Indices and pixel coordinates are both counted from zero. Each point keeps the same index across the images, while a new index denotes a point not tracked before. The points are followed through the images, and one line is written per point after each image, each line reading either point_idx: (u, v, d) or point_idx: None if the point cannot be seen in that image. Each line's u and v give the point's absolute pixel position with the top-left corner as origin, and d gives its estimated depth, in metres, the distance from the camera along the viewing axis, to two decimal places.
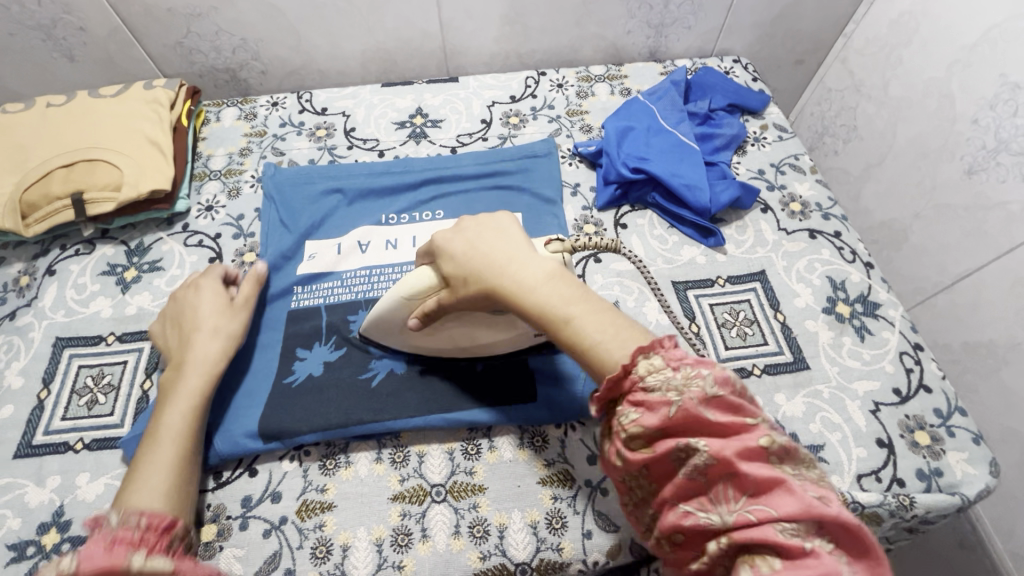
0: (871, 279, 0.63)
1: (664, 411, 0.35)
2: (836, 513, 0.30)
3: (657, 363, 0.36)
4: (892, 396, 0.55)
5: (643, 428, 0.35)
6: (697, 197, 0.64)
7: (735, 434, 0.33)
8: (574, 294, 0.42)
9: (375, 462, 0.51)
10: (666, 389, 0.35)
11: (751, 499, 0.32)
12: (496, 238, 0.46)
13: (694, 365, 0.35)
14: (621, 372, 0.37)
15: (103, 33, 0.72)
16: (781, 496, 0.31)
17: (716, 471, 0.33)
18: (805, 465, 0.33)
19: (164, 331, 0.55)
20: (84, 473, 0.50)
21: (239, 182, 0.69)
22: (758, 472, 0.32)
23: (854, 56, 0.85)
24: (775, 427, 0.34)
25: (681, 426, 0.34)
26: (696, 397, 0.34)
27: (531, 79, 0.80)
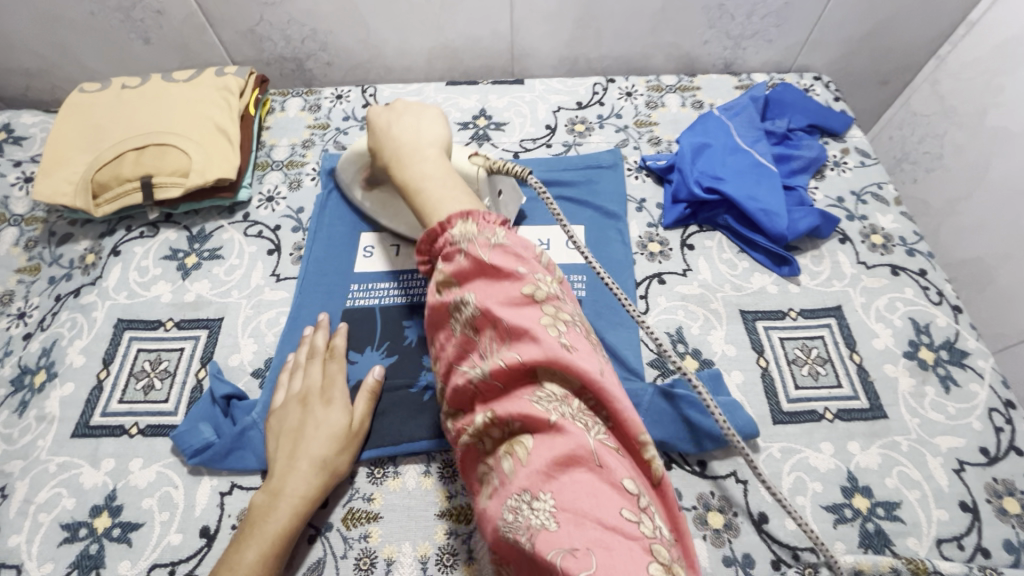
0: (959, 325, 0.58)
1: (460, 264, 0.38)
2: (570, 361, 0.34)
3: (467, 227, 0.40)
4: (978, 456, 0.51)
5: (444, 279, 0.39)
6: (774, 223, 0.60)
7: (502, 282, 0.37)
8: (433, 172, 0.47)
9: (424, 475, 0.50)
10: (464, 244, 0.39)
11: (506, 346, 0.35)
12: (415, 126, 0.51)
13: (498, 231, 0.39)
14: (437, 228, 0.41)
15: (179, 17, 0.73)
16: (528, 346, 0.34)
17: (482, 320, 0.36)
18: (569, 322, 0.36)
19: (277, 428, 0.49)
20: (137, 459, 0.50)
21: (300, 174, 0.69)
22: (515, 320, 0.35)
23: (947, 80, 0.79)
24: (545, 283, 0.38)
25: (470, 278, 0.38)
26: (480, 247, 0.38)
27: (600, 86, 0.78)
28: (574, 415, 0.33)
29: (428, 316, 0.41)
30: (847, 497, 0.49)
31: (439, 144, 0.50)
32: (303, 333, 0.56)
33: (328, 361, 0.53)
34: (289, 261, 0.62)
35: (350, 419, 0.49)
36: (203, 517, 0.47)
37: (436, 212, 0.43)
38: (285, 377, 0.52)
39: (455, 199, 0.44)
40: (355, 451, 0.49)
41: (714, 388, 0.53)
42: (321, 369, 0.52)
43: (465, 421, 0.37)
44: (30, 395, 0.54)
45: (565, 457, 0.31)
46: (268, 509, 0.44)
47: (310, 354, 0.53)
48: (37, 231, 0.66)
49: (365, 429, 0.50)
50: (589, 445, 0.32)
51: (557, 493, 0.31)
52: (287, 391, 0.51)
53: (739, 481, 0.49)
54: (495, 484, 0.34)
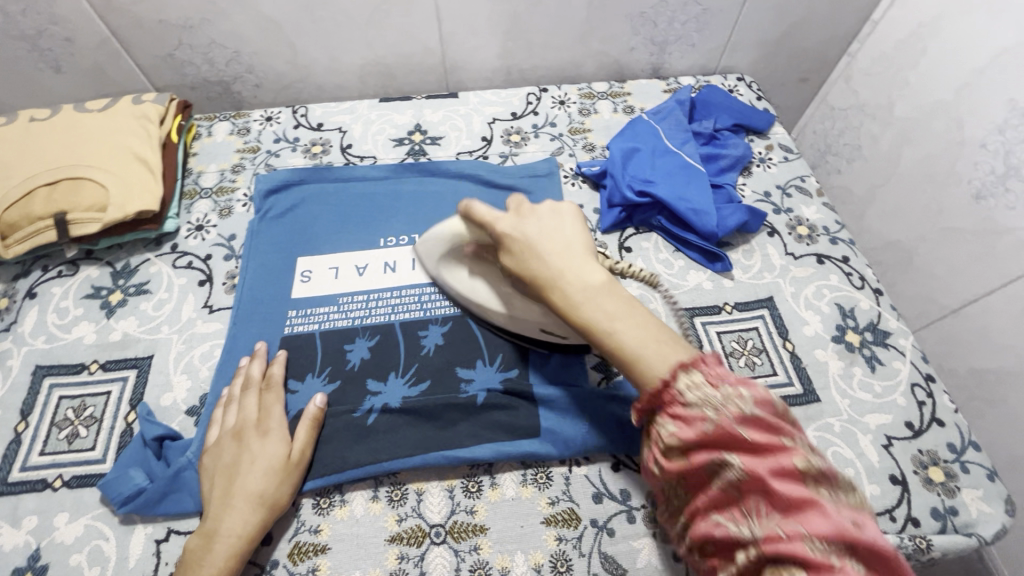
0: (880, 307, 0.61)
1: (701, 429, 0.35)
2: (865, 539, 0.29)
3: (691, 378, 0.37)
4: (904, 430, 0.54)
5: (680, 442, 0.36)
6: (704, 220, 0.62)
7: (772, 450, 0.33)
8: (617, 308, 0.42)
9: (372, 501, 0.49)
10: (703, 406, 0.36)
11: (783, 514, 0.31)
12: (554, 226, 0.46)
13: (734, 385, 0.35)
14: (660, 383, 0.38)
15: (91, 44, 0.70)
16: (813, 517, 0.30)
17: (750, 484, 0.33)
18: (840, 490, 0.32)
19: (211, 468, 0.47)
20: (62, 514, 0.47)
21: (231, 201, 0.67)
22: (791, 492, 0.31)
23: (859, 75, 0.84)
24: (813, 450, 0.33)
25: (715, 441, 0.34)
26: (731, 417, 0.34)
27: (533, 96, 0.79)
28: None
29: (658, 475, 0.39)
30: None
31: (582, 248, 0.46)
32: (240, 363, 0.54)
33: (265, 392, 0.51)
34: (222, 291, 0.60)
35: (289, 450, 0.48)
36: (137, 568, 0.45)
37: (626, 338, 0.40)
38: (219, 411, 0.51)
39: (662, 348, 0.40)
40: (296, 482, 0.47)
41: None
42: (257, 400, 0.50)
43: (721, 563, 0.34)
44: None
45: None
46: (202, 553, 0.43)
47: (245, 385, 0.51)
48: None
49: (307, 457, 0.48)
50: None
51: None
52: (221, 427, 0.49)
53: None
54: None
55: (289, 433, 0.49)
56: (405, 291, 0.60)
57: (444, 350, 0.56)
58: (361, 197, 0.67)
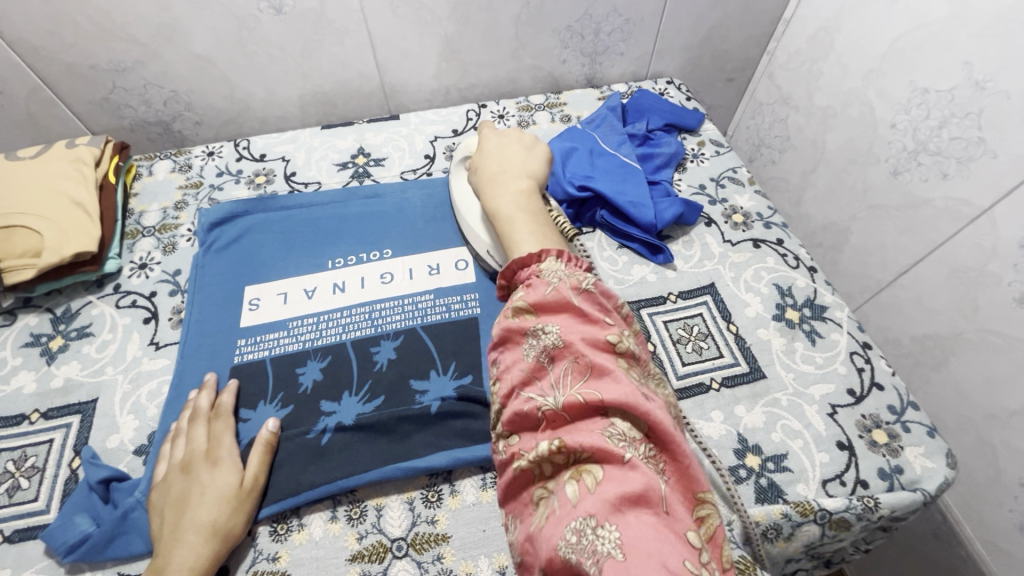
0: (816, 284, 0.64)
1: (544, 293, 0.46)
2: (655, 419, 0.39)
3: (554, 265, 0.48)
4: (846, 397, 0.56)
5: (532, 325, 0.45)
6: (643, 213, 0.64)
7: (593, 329, 0.44)
8: (518, 208, 0.56)
9: (331, 521, 0.48)
10: (551, 280, 0.47)
11: (586, 382, 0.41)
12: (504, 152, 0.62)
13: (589, 289, 0.46)
14: (525, 257, 0.50)
15: (22, 93, 0.70)
16: (607, 380, 0.41)
17: (562, 351, 0.43)
18: (645, 373, 0.44)
19: (161, 504, 0.46)
20: (3, 570, 0.45)
21: (174, 237, 0.67)
22: (607, 382, 0.41)
23: (780, 71, 0.89)
24: (632, 354, 0.44)
25: (554, 306, 0.45)
26: (569, 288, 0.46)
27: (473, 112, 0.81)
28: (639, 451, 0.39)
29: (495, 339, 0.48)
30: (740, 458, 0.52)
31: (523, 175, 0.59)
32: (187, 395, 0.53)
33: (214, 421, 0.51)
34: (168, 327, 0.59)
35: (241, 476, 0.47)
36: None
37: (518, 243, 0.53)
38: (167, 446, 0.50)
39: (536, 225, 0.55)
40: (252, 508, 0.47)
41: None
42: (206, 431, 0.50)
43: (526, 447, 0.41)
44: None
45: (636, 494, 0.36)
46: None
47: (193, 417, 0.51)
48: None
49: (261, 482, 0.48)
50: (659, 490, 0.36)
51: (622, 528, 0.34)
52: (170, 461, 0.48)
53: None
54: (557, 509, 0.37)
55: (240, 461, 0.49)
56: (356, 310, 0.60)
57: (399, 361, 0.56)
58: (307, 223, 0.67)
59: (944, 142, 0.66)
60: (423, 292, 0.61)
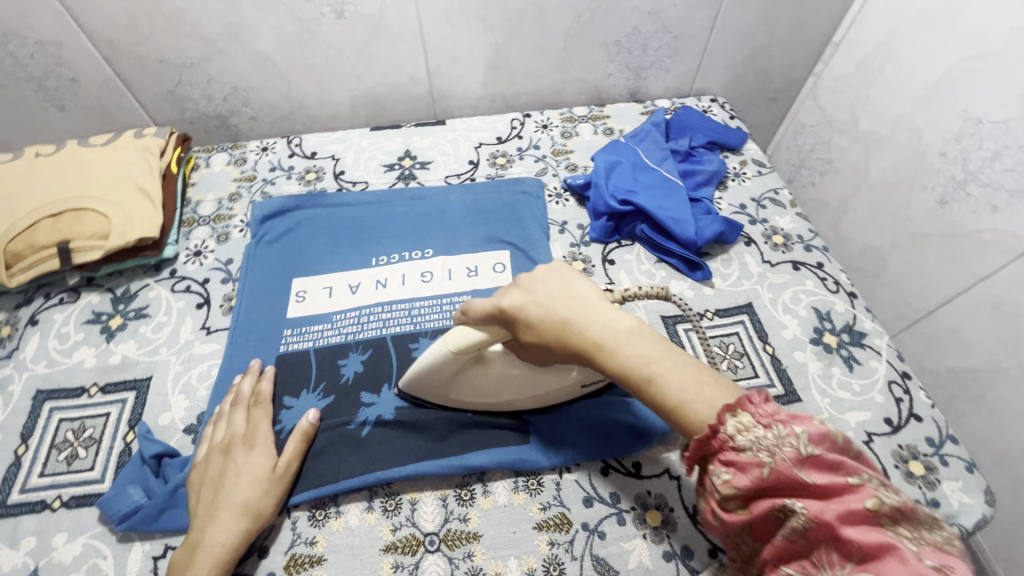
0: (856, 309, 0.64)
1: (757, 474, 0.34)
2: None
3: (743, 420, 0.36)
4: (883, 426, 0.55)
5: (735, 492, 0.35)
6: (684, 229, 0.65)
7: (840, 492, 0.32)
8: (655, 352, 0.41)
9: (367, 511, 0.50)
10: (757, 450, 0.34)
11: (859, 564, 0.30)
12: (563, 292, 0.44)
13: (785, 423, 0.34)
14: (707, 431, 0.36)
15: (94, 84, 0.74)
16: (890, 563, 0.29)
17: (817, 531, 0.32)
18: (920, 528, 0.31)
19: (199, 481, 0.48)
20: (61, 534, 0.48)
21: (228, 227, 0.69)
22: (865, 537, 0.30)
23: (825, 93, 0.89)
24: (881, 485, 0.32)
25: (776, 489, 0.33)
26: (789, 461, 0.33)
27: (517, 121, 0.83)
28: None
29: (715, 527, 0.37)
30: None
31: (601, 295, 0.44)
32: (233, 379, 0.56)
33: (253, 407, 0.53)
34: (219, 313, 0.62)
35: (274, 462, 0.49)
36: None
37: (699, 408, 0.38)
38: (209, 427, 0.52)
39: (697, 382, 0.39)
40: (281, 494, 0.48)
41: None
42: (245, 416, 0.52)
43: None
44: None
45: None
46: (185, 564, 0.43)
47: (235, 401, 0.53)
48: None
49: (292, 470, 0.49)
50: None
51: None
52: (210, 442, 0.51)
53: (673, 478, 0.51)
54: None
55: (275, 448, 0.50)
56: (397, 305, 0.62)
57: None
58: (353, 220, 0.70)
59: (995, 174, 0.65)
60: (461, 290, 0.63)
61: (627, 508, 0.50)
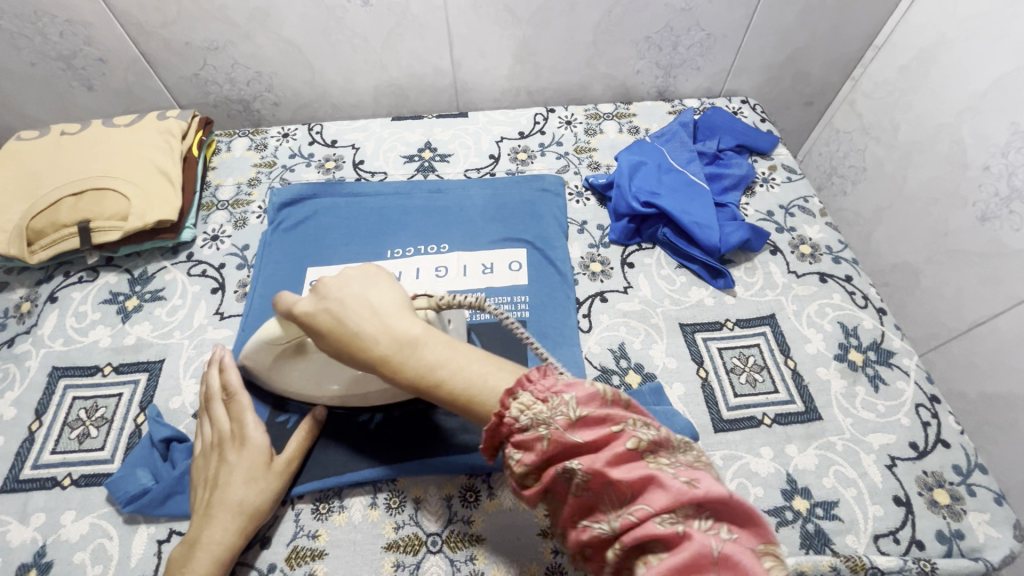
0: (884, 326, 0.61)
1: (541, 448, 0.34)
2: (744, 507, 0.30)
3: (524, 398, 0.35)
4: (908, 451, 0.53)
5: (528, 469, 0.35)
6: (707, 235, 0.63)
7: (606, 441, 0.33)
8: (442, 357, 0.39)
9: (370, 507, 0.49)
10: (536, 422, 0.34)
11: (629, 499, 0.31)
12: (360, 300, 0.42)
13: (560, 393, 0.34)
14: (496, 417, 0.36)
15: (121, 64, 0.74)
16: (653, 492, 0.30)
17: (594, 481, 0.32)
18: (672, 453, 0.32)
19: (197, 477, 0.48)
20: (69, 511, 0.48)
21: (246, 213, 0.69)
22: (631, 475, 0.31)
23: (863, 99, 0.85)
24: (642, 423, 0.33)
25: (557, 456, 0.33)
26: (560, 427, 0.33)
27: (540, 116, 0.81)
28: (711, 530, 0.29)
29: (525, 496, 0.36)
30: (787, 500, 0.50)
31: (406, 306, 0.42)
32: (202, 372, 0.54)
33: (228, 402, 0.50)
34: (233, 299, 0.62)
35: (268, 454, 0.48)
36: (138, 568, 0.46)
37: (489, 403, 0.37)
38: (199, 421, 0.51)
39: (489, 375, 0.39)
40: (280, 489, 0.48)
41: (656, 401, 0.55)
42: (224, 411, 0.50)
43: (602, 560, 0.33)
44: None
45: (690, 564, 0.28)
46: (184, 562, 0.43)
47: (210, 395, 0.51)
48: None
49: (289, 465, 0.48)
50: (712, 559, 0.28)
51: None
52: (203, 436, 0.50)
53: None
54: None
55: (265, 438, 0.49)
56: None
57: None
58: (370, 211, 0.69)
59: None
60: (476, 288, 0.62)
61: None
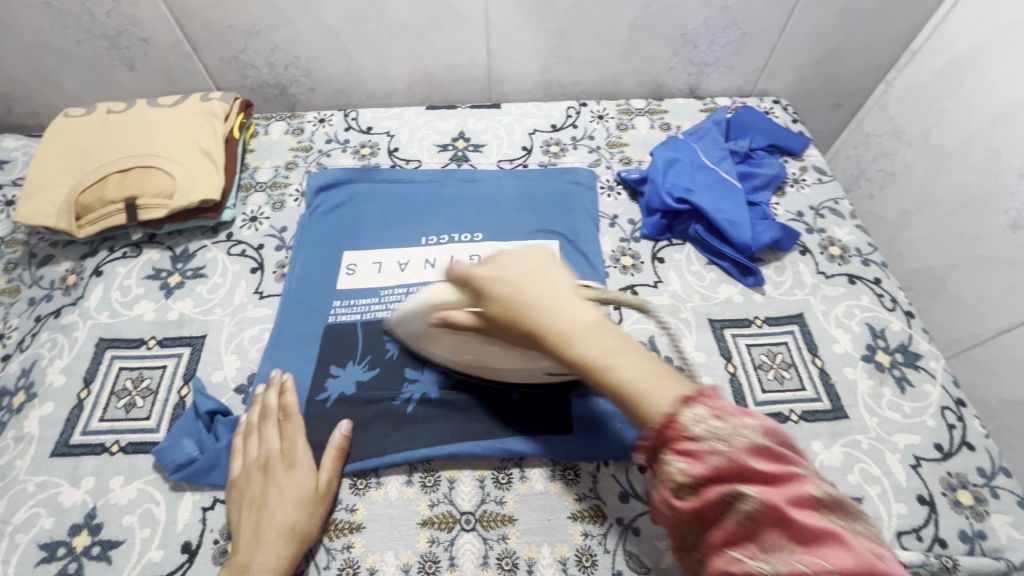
0: (912, 329, 0.62)
1: (713, 462, 0.33)
2: (888, 570, 0.29)
3: (695, 410, 0.35)
4: (932, 452, 0.54)
5: (688, 480, 0.33)
6: (740, 233, 0.63)
7: (786, 480, 0.32)
8: (604, 344, 0.39)
9: (406, 485, 0.51)
10: (710, 436, 0.33)
11: (804, 547, 0.29)
12: (536, 277, 0.42)
13: (738, 416, 0.34)
14: (665, 419, 0.35)
15: (164, 45, 0.75)
16: (835, 550, 0.29)
17: (766, 518, 0.31)
18: (853, 521, 0.31)
19: (241, 499, 0.47)
20: (118, 477, 0.50)
21: (283, 195, 0.71)
22: (812, 522, 0.30)
23: (895, 103, 0.85)
24: (822, 479, 0.32)
25: (727, 476, 0.32)
26: (742, 449, 0.33)
27: (573, 109, 0.82)
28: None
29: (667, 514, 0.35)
30: None
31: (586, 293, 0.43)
32: (253, 390, 0.54)
33: (283, 423, 0.51)
34: (272, 279, 0.63)
35: (316, 480, 0.48)
36: (185, 533, 0.48)
37: (654, 401, 0.36)
38: (238, 439, 0.51)
39: (622, 362, 0.38)
40: (325, 514, 0.48)
41: None
42: (277, 431, 0.50)
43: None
44: (9, 416, 0.54)
45: None
46: None
47: (263, 414, 0.52)
48: (17, 253, 0.66)
49: (333, 489, 0.49)
50: None
51: None
52: (245, 456, 0.49)
53: None
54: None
55: (313, 463, 0.50)
56: None
57: None
58: (405, 198, 0.70)
59: None
60: None
61: None
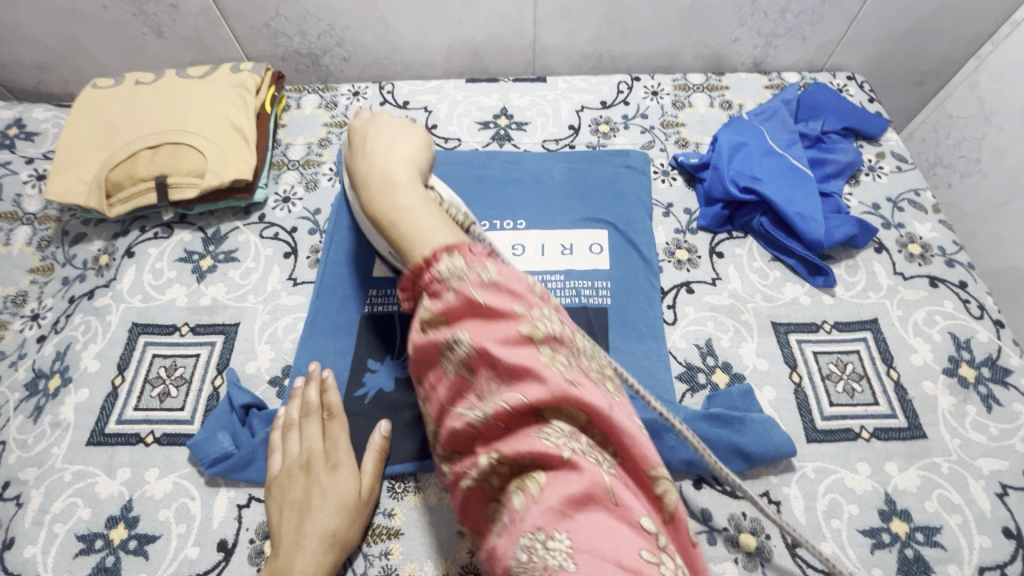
0: (1001, 340, 0.56)
1: (448, 301, 0.37)
2: (582, 396, 0.33)
3: (454, 261, 0.38)
4: (1022, 480, 0.48)
5: (434, 324, 0.37)
6: (811, 228, 0.58)
7: (502, 323, 0.35)
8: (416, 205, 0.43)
9: (446, 491, 0.48)
10: (452, 278, 0.37)
11: (507, 385, 0.34)
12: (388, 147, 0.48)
13: (492, 270, 0.37)
14: (421, 264, 0.39)
15: (193, 11, 0.71)
16: (533, 383, 0.33)
17: (478, 359, 0.35)
18: (571, 355, 0.36)
19: (281, 499, 0.45)
20: (153, 469, 0.49)
21: (317, 174, 0.67)
22: (515, 359, 0.34)
23: (987, 81, 0.76)
24: (547, 318, 0.36)
25: (460, 314, 0.36)
26: (471, 286, 0.36)
27: (624, 84, 0.75)
28: (588, 452, 0.33)
29: (411, 358, 0.39)
30: (884, 521, 0.47)
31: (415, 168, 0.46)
32: (293, 384, 0.51)
33: (325, 421, 0.49)
34: (306, 265, 0.60)
35: (359, 485, 0.46)
36: (220, 530, 0.46)
37: (428, 250, 0.38)
38: (278, 436, 0.48)
39: (438, 233, 0.41)
40: (366, 520, 0.46)
41: (746, 405, 0.51)
42: (320, 429, 0.48)
43: (468, 460, 0.35)
44: (45, 400, 0.53)
45: (582, 496, 0.31)
46: None
47: (304, 411, 0.49)
48: (50, 230, 0.65)
49: (375, 494, 0.47)
50: (605, 483, 0.31)
51: (573, 535, 0.30)
52: (286, 454, 0.47)
53: (771, 502, 0.48)
54: (506, 522, 0.32)
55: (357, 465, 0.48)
56: None
57: None
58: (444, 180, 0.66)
59: None
60: (554, 272, 0.59)
61: (720, 527, 0.47)
